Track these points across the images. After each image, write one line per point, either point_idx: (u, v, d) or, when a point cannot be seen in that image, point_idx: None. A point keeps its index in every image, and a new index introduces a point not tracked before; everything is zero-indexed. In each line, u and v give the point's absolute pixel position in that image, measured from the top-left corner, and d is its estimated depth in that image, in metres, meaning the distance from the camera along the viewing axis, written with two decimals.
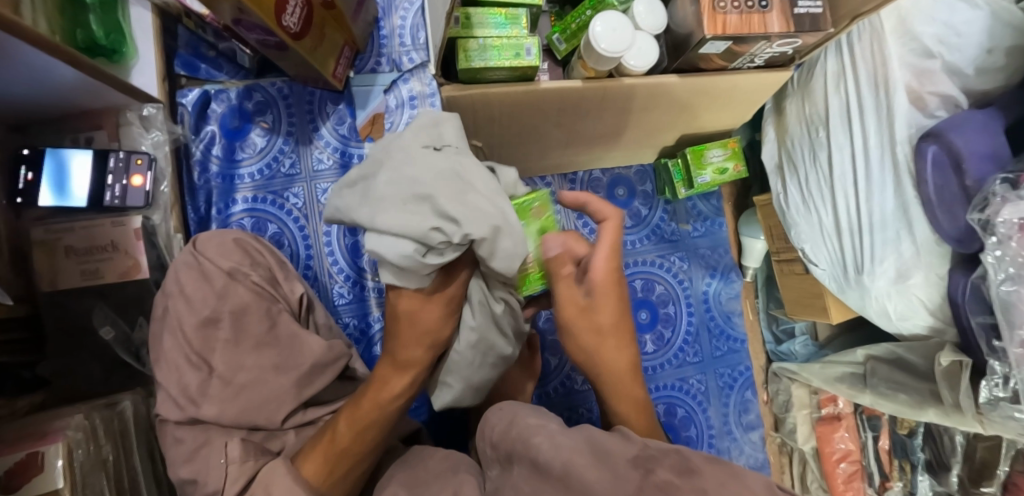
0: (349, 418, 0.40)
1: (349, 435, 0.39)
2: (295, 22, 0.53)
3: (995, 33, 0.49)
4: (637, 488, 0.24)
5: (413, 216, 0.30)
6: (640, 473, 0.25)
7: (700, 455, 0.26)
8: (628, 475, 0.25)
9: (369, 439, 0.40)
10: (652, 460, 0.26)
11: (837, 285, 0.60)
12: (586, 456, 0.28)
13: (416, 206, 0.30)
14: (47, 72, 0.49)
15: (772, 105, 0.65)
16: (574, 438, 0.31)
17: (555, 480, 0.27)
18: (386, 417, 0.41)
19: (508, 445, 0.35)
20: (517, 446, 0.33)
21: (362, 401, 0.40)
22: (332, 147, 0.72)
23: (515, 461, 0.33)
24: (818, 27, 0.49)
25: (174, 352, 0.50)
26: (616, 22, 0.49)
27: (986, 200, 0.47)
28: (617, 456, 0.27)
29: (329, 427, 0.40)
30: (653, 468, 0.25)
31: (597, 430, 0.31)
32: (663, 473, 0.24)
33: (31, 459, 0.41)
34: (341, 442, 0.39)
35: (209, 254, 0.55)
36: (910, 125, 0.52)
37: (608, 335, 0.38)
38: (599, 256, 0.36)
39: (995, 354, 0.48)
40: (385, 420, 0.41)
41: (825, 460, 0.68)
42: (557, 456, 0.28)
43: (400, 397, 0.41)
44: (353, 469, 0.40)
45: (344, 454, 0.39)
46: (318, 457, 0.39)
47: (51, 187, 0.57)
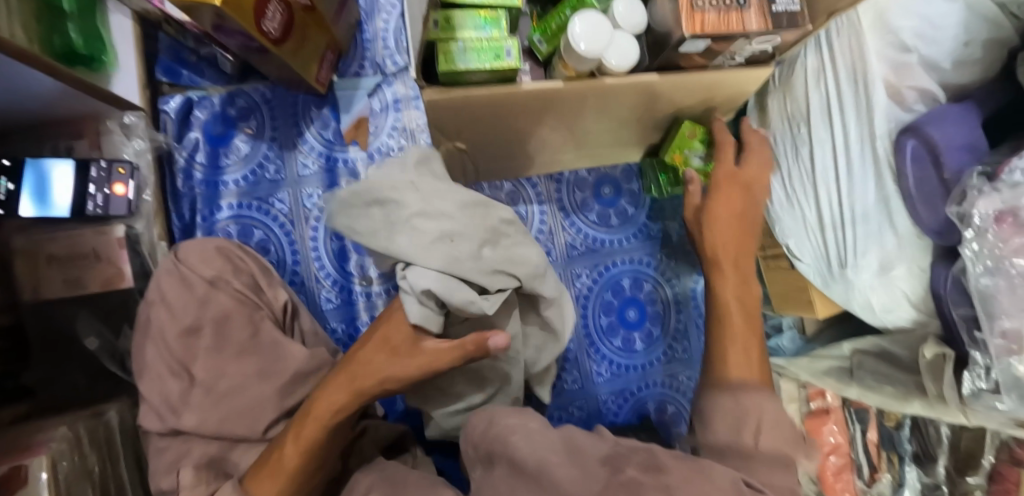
0: (294, 441, 0.39)
1: (295, 459, 0.38)
2: (275, 26, 0.53)
3: (971, 26, 0.49)
4: (604, 487, 0.25)
5: (447, 252, 0.37)
6: (609, 471, 0.26)
7: (668, 455, 0.27)
8: (597, 473, 0.26)
9: (316, 460, 0.39)
10: (622, 460, 0.28)
11: (821, 280, 0.61)
12: (560, 457, 0.29)
13: (484, 221, 0.40)
14: (23, 81, 0.48)
15: (755, 102, 0.66)
16: (553, 439, 0.31)
17: (529, 477, 0.28)
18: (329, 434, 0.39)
19: (487, 445, 0.36)
20: (497, 446, 0.34)
21: (307, 420, 0.39)
22: (316, 151, 0.71)
23: (495, 461, 0.34)
24: (795, 24, 0.49)
25: (157, 363, 0.49)
26: (595, 22, 0.49)
27: (964, 193, 0.47)
28: (589, 455, 0.29)
29: (277, 450, 0.39)
30: (622, 467, 0.26)
31: (579, 432, 0.32)
32: (629, 472, 0.25)
33: (15, 472, 0.41)
34: (288, 460, 0.38)
35: (189, 262, 0.54)
36: (889, 119, 0.52)
37: None
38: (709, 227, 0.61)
39: (977, 344, 0.48)
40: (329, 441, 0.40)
41: (814, 452, 0.68)
42: (534, 456, 0.29)
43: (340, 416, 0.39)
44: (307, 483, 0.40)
45: (296, 474, 0.38)
46: (267, 479, 0.38)
47: (32, 198, 0.55)
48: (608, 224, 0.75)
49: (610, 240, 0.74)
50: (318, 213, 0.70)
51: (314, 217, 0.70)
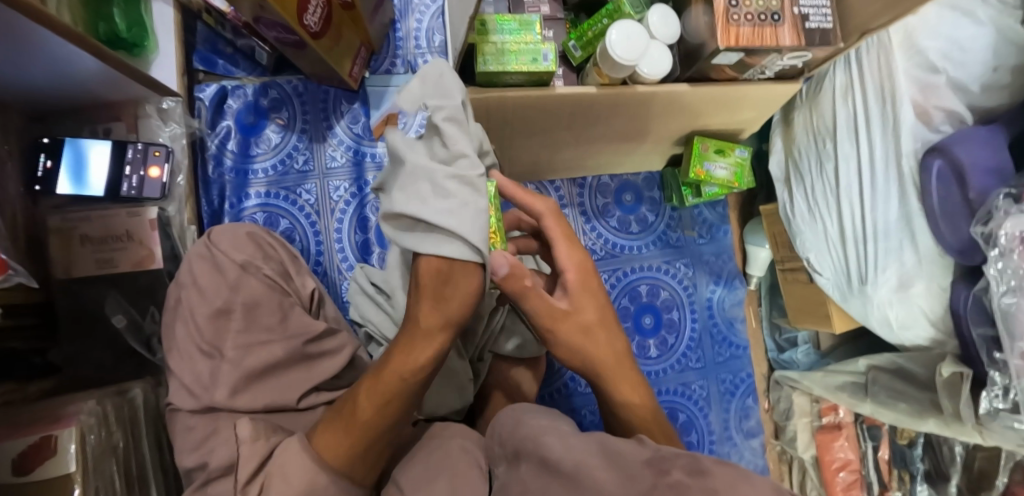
0: (371, 387, 0.31)
1: (370, 411, 0.31)
2: (315, 21, 0.53)
3: (1000, 51, 0.51)
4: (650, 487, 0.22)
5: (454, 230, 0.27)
6: (653, 477, 0.23)
7: (712, 458, 0.23)
8: (641, 477, 0.24)
9: (394, 417, 0.32)
10: (667, 462, 0.25)
11: (840, 294, 0.61)
12: (598, 459, 0.27)
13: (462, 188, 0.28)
14: (72, 62, 0.50)
15: (779, 117, 0.67)
16: (586, 442, 0.30)
17: (565, 480, 0.27)
18: (386, 430, 0.32)
19: (516, 443, 0.36)
20: (527, 444, 0.34)
21: (385, 370, 0.30)
22: (345, 145, 0.73)
23: (524, 457, 0.34)
24: (827, 42, 0.50)
25: (187, 342, 0.50)
26: (632, 31, 0.50)
27: (989, 213, 0.48)
28: (630, 459, 0.26)
29: (348, 397, 0.32)
30: (669, 470, 0.24)
31: (612, 436, 0.30)
32: (674, 472, 0.22)
33: (45, 443, 0.40)
34: (361, 417, 0.31)
35: (222, 246, 0.55)
36: (915, 139, 0.53)
37: (593, 327, 0.36)
38: (560, 255, 0.36)
39: (996, 365, 0.49)
40: (386, 434, 0.33)
41: (824, 468, 0.69)
42: (570, 457, 0.28)
43: (391, 420, 0.32)
44: (375, 446, 0.33)
45: (367, 433, 0.31)
46: (339, 431, 0.32)
47: (69, 176, 0.57)
48: (628, 231, 0.75)
49: (630, 246, 0.75)
50: (344, 205, 0.72)
51: (339, 209, 0.72)
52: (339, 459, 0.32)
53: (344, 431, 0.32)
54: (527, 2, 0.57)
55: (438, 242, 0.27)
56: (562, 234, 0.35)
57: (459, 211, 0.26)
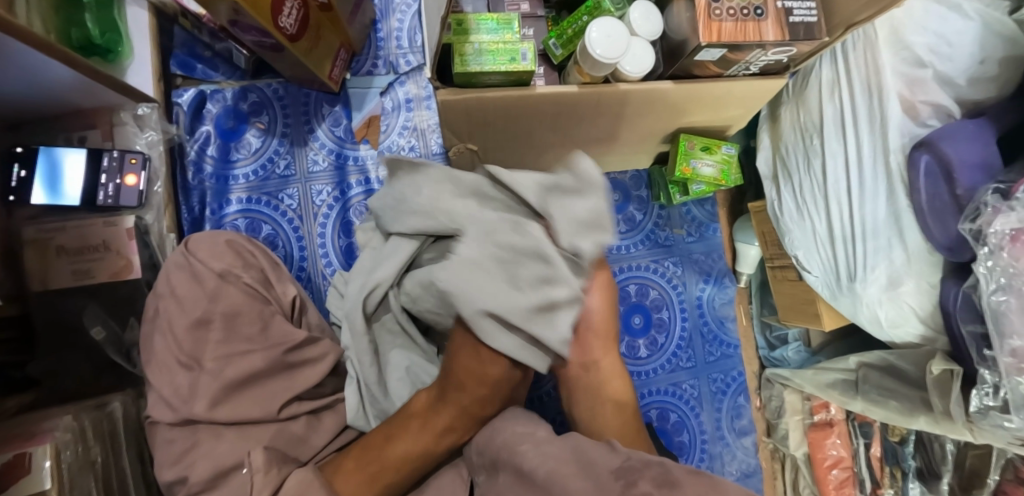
0: (400, 438, 0.38)
1: (392, 457, 0.38)
2: (291, 23, 0.52)
3: (986, 44, 0.50)
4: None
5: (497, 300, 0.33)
6: (621, 487, 0.26)
7: (681, 468, 0.27)
8: (610, 489, 0.26)
9: (412, 465, 0.39)
10: (635, 473, 0.27)
11: (830, 292, 0.61)
12: (574, 469, 0.29)
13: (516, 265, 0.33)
14: (43, 71, 0.48)
15: (767, 112, 0.66)
16: (563, 450, 0.31)
17: (538, 488, 0.28)
18: (403, 474, 0.39)
19: (493, 453, 0.35)
20: (503, 454, 0.34)
21: (415, 424, 0.39)
22: (327, 148, 0.72)
23: (502, 467, 0.33)
24: (812, 35, 0.49)
25: (164, 354, 0.49)
26: (612, 28, 0.49)
27: (977, 209, 0.47)
28: (601, 467, 0.28)
29: (376, 444, 0.39)
30: (636, 482, 0.26)
31: (586, 441, 0.31)
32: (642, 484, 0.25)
33: (19, 460, 0.40)
34: (384, 457, 0.38)
35: (201, 255, 0.54)
36: (902, 134, 0.52)
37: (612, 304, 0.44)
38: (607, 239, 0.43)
39: (986, 362, 0.48)
40: (403, 479, 0.39)
41: (816, 466, 0.68)
42: (542, 466, 0.29)
43: (407, 465, 0.38)
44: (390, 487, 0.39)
45: (385, 474, 0.38)
46: (359, 470, 0.38)
47: (44, 186, 0.56)
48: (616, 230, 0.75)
49: (617, 246, 0.74)
50: (326, 210, 0.71)
51: (322, 214, 0.71)
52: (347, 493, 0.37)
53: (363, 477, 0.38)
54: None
55: (528, 354, 0.35)
56: (586, 247, 0.39)
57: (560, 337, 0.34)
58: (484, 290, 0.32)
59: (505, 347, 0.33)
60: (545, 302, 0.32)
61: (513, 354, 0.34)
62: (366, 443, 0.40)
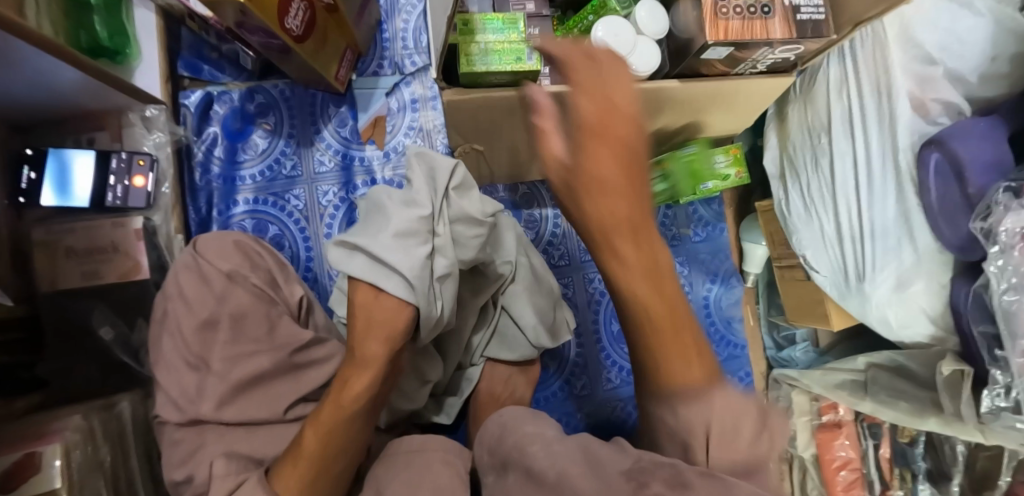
0: (314, 427, 0.34)
1: (317, 451, 0.34)
2: (297, 24, 0.52)
3: (999, 41, 0.49)
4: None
5: (403, 252, 0.30)
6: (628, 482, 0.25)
7: (696, 466, 0.22)
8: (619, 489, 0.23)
9: (344, 449, 0.35)
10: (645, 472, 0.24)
11: (837, 292, 0.60)
12: (580, 468, 0.27)
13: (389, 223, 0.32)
14: (51, 73, 0.49)
15: (774, 111, 0.66)
16: (568, 446, 0.30)
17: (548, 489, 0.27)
18: (337, 461, 0.35)
19: (502, 453, 0.35)
20: (512, 454, 0.33)
21: (324, 408, 0.34)
22: (333, 149, 0.72)
23: (509, 468, 0.33)
24: (820, 34, 0.49)
25: (171, 355, 0.50)
26: (619, 28, 0.49)
27: (989, 208, 0.47)
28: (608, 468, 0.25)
29: (298, 442, 0.35)
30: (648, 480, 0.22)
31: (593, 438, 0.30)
32: (645, 475, 0.23)
33: (29, 460, 0.39)
34: (309, 447, 0.34)
35: (208, 256, 0.54)
36: (912, 133, 0.52)
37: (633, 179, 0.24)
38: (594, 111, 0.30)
39: (997, 363, 0.48)
40: (341, 461, 0.35)
41: (824, 467, 0.68)
42: (551, 467, 0.28)
43: (341, 453, 0.35)
44: (332, 471, 0.35)
45: (322, 472, 0.34)
46: (291, 470, 0.34)
47: (53, 187, 0.57)
48: None
49: None
50: (333, 210, 0.71)
51: (329, 214, 0.71)
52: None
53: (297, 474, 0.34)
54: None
55: (379, 275, 0.30)
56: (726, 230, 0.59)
57: (411, 259, 0.30)
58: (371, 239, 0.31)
59: (353, 268, 0.30)
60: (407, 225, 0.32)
61: (360, 274, 0.30)
62: (289, 449, 0.36)
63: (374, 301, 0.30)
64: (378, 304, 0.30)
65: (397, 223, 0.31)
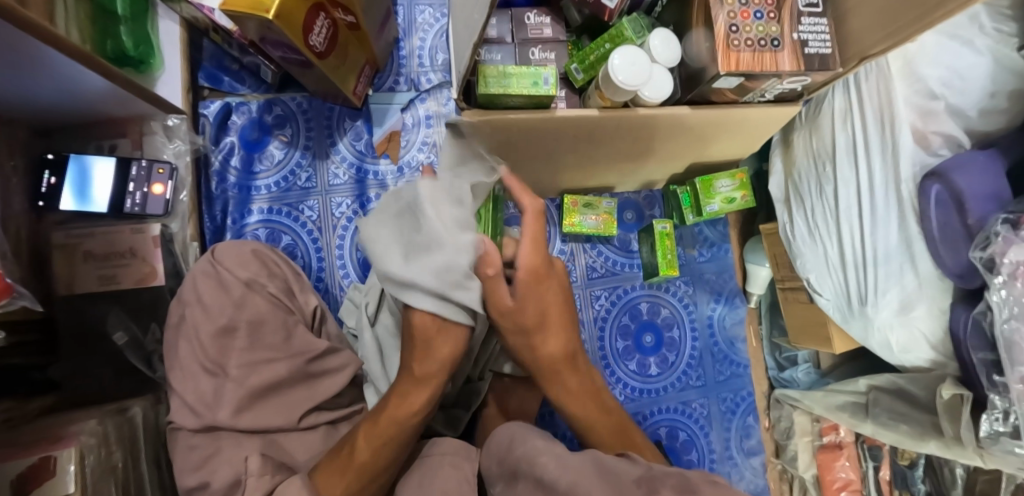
0: (367, 433, 0.39)
1: (366, 453, 0.38)
2: (320, 41, 0.54)
3: (998, 78, 0.52)
4: None
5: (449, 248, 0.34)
6: None
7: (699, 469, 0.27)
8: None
9: (393, 452, 0.39)
10: (656, 481, 0.31)
11: (841, 315, 0.62)
12: (596, 482, 0.30)
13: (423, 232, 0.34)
14: (78, 80, 0.49)
15: (780, 137, 0.68)
16: (580, 463, 0.33)
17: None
18: (382, 466, 0.39)
19: (510, 463, 0.37)
20: (522, 464, 0.35)
21: (381, 417, 0.39)
22: (348, 162, 0.73)
23: (519, 476, 0.35)
24: (826, 66, 0.51)
25: (187, 360, 0.49)
26: (634, 56, 0.51)
27: (988, 238, 0.49)
28: (624, 476, 0.32)
29: (347, 448, 0.39)
30: (656, 490, 0.29)
31: (603, 456, 0.34)
32: None
33: (44, 463, 0.39)
34: (358, 457, 0.38)
35: (226, 264, 0.55)
36: (914, 163, 0.54)
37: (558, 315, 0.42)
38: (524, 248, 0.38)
39: (996, 388, 0.49)
40: (383, 469, 0.39)
41: (826, 488, 0.69)
42: (564, 477, 0.31)
43: (390, 466, 0.39)
44: (373, 482, 0.39)
45: (367, 473, 0.38)
46: (337, 476, 0.38)
47: (73, 192, 0.57)
48: (628, 249, 0.77)
49: (629, 264, 0.76)
50: (346, 222, 0.72)
51: (341, 226, 0.72)
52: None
53: (339, 477, 0.38)
54: (529, 25, 0.58)
55: (447, 285, 0.35)
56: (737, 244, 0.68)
57: (457, 249, 0.34)
58: (422, 257, 0.34)
59: (422, 297, 0.36)
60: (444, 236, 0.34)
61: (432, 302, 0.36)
62: (335, 451, 0.40)
63: (433, 324, 0.38)
64: (439, 327, 0.38)
65: (427, 229, 0.34)
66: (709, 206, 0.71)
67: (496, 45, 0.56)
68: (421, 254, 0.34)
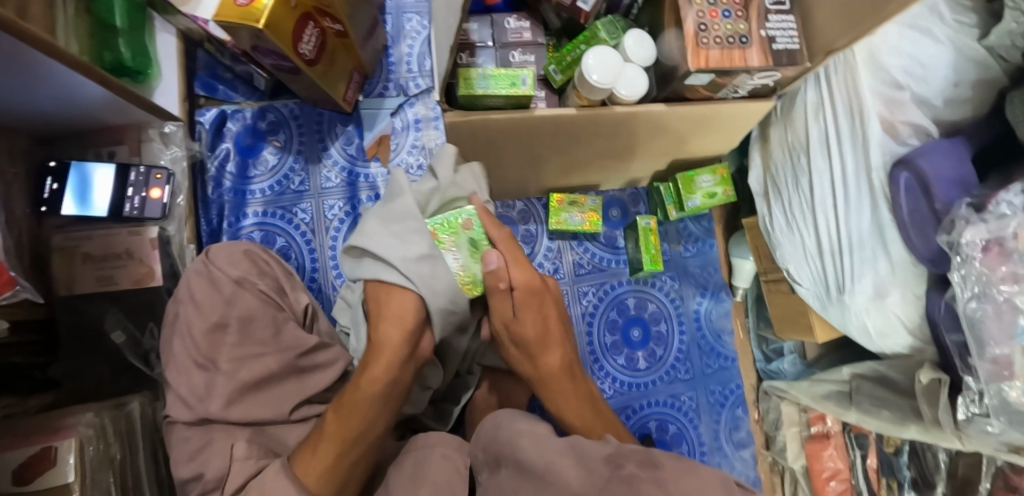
0: (338, 410, 0.40)
1: (341, 432, 0.38)
2: (309, 49, 0.56)
3: (959, 67, 0.53)
4: (605, 483, 0.27)
5: (427, 254, 0.42)
6: (609, 470, 0.28)
7: (665, 453, 0.28)
8: (599, 470, 0.28)
9: (372, 429, 0.40)
10: (622, 457, 0.29)
11: (820, 304, 0.63)
12: (567, 459, 0.31)
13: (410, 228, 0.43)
14: (77, 90, 0.52)
15: (758, 133, 0.70)
16: (557, 444, 0.33)
17: (537, 479, 0.31)
18: (358, 446, 0.39)
19: (495, 449, 0.38)
20: (506, 450, 0.36)
21: (349, 395, 0.40)
22: (339, 166, 0.75)
23: (502, 463, 0.36)
24: (794, 61, 0.53)
25: (182, 356, 0.51)
26: (607, 56, 0.53)
27: (953, 222, 0.50)
28: (592, 454, 0.30)
29: (322, 430, 0.39)
30: (624, 464, 0.28)
31: (585, 437, 0.33)
32: (628, 467, 0.27)
33: (44, 453, 0.41)
34: (331, 433, 0.38)
35: (219, 264, 0.57)
36: (884, 151, 0.55)
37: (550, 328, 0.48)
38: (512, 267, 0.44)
39: (970, 370, 0.50)
40: (359, 448, 0.39)
41: (815, 478, 0.70)
42: (541, 459, 0.32)
43: (365, 442, 0.40)
44: (348, 463, 0.38)
45: (344, 454, 0.38)
46: (315, 454, 0.38)
47: (74, 197, 0.60)
48: (615, 245, 0.78)
49: (616, 260, 0.78)
50: (338, 223, 0.74)
51: (333, 227, 0.74)
52: (315, 479, 0.36)
53: (334, 448, 0.38)
54: (509, 28, 0.59)
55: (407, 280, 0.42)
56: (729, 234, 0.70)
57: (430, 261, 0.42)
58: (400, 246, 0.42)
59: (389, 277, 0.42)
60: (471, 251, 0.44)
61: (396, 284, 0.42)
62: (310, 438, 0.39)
63: (398, 301, 0.42)
64: (401, 304, 0.42)
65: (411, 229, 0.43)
66: (690, 201, 0.72)
67: (481, 49, 0.58)
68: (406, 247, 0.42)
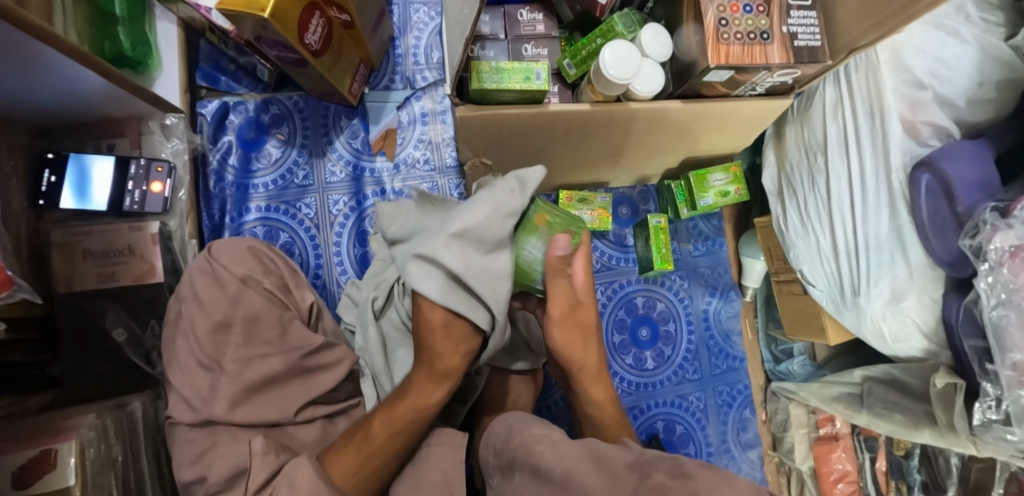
0: (385, 417, 0.40)
1: (382, 436, 0.39)
2: (315, 39, 0.54)
3: (984, 67, 0.53)
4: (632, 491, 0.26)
5: (482, 263, 0.37)
6: (636, 478, 0.27)
7: (694, 462, 0.27)
8: (625, 480, 0.27)
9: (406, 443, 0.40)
10: (649, 465, 0.28)
11: (833, 306, 0.62)
12: (587, 465, 0.30)
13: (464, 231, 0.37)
14: (77, 81, 0.50)
15: (773, 131, 0.69)
16: (576, 447, 0.32)
17: (556, 485, 0.29)
18: (394, 456, 0.40)
19: (510, 453, 0.37)
20: (521, 454, 0.35)
21: (400, 402, 0.40)
22: (344, 160, 0.74)
23: (517, 467, 0.35)
24: (815, 58, 0.51)
25: (186, 356, 0.50)
26: (624, 51, 0.51)
27: (977, 226, 0.50)
28: (616, 462, 0.29)
29: (361, 428, 0.40)
30: (651, 473, 0.27)
31: (601, 442, 0.32)
32: (656, 476, 0.26)
33: (45, 456, 0.40)
34: (375, 441, 0.39)
35: (223, 261, 0.55)
36: (904, 153, 0.54)
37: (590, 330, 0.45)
38: (578, 264, 0.42)
39: (988, 376, 0.50)
40: (394, 459, 0.40)
41: (822, 480, 0.69)
42: (560, 464, 0.30)
43: (402, 450, 0.40)
44: (383, 470, 0.40)
45: (382, 456, 0.39)
46: (352, 455, 0.38)
47: (72, 190, 0.58)
48: (624, 244, 0.77)
49: (624, 258, 0.77)
50: (343, 219, 0.73)
51: (338, 223, 0.73)
52: (348, 480, 0.37)
53: (355, 458, 0.38)
54: (522, 20, 0.58)
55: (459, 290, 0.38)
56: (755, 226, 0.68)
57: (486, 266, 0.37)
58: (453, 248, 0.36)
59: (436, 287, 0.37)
60: (479, 239, 0.37)
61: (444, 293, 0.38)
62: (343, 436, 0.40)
63: (450, 321, 0.39)
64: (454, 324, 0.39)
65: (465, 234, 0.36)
66: (703, 199, 0.71)
67: (491, 42, 0.57)
68: (459, 254, 0.36)
